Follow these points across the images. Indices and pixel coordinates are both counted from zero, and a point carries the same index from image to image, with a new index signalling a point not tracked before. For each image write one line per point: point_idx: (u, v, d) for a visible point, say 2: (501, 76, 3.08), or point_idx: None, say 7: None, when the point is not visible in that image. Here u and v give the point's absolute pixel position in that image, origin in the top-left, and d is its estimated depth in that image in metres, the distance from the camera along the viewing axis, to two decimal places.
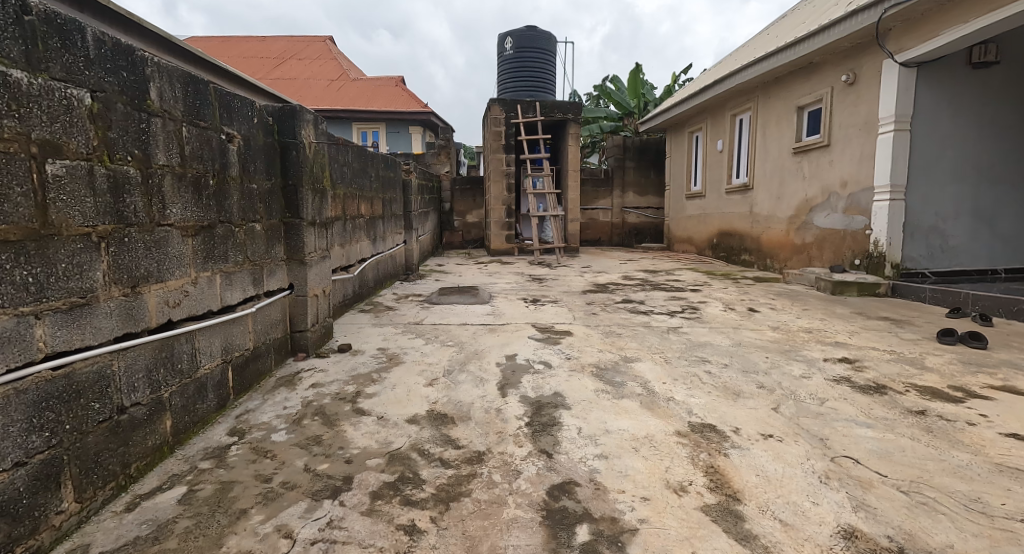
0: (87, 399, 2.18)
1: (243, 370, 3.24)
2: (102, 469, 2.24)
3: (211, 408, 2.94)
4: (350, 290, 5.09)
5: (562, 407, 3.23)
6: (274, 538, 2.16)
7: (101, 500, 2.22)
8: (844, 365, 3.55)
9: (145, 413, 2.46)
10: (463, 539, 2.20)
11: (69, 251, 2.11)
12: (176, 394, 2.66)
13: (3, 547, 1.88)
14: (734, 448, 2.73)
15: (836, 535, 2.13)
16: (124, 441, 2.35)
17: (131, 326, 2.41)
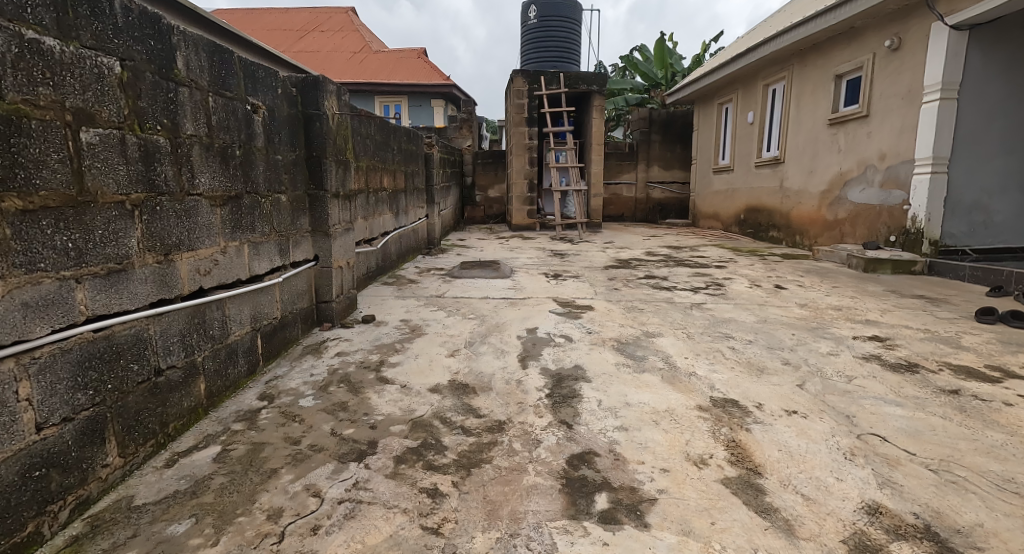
0: (126, 361, 2.26)
1: (271, 338, 3.32)
2: (143, 428, 2.33)
3: (242, 373, 3.02)
4: (374, 262, 5.14)
5: (582, 379, 3.25)
6: (303, 496, 2.24)
7: (142, 456, 2.32)
8: (874, 343, 3.44)
9: (181, 376, 2.54)
10: (484, 504, 2.24)
11: (104, 218, 2.16)
12: (209, 359, 2.75)
13: (56, 496, 1.97)
14: (756, 422, 2.72)
15: (859, 511, 2.09)
16: (161, 402, 2.44)
17: (165, 293, 2.48)
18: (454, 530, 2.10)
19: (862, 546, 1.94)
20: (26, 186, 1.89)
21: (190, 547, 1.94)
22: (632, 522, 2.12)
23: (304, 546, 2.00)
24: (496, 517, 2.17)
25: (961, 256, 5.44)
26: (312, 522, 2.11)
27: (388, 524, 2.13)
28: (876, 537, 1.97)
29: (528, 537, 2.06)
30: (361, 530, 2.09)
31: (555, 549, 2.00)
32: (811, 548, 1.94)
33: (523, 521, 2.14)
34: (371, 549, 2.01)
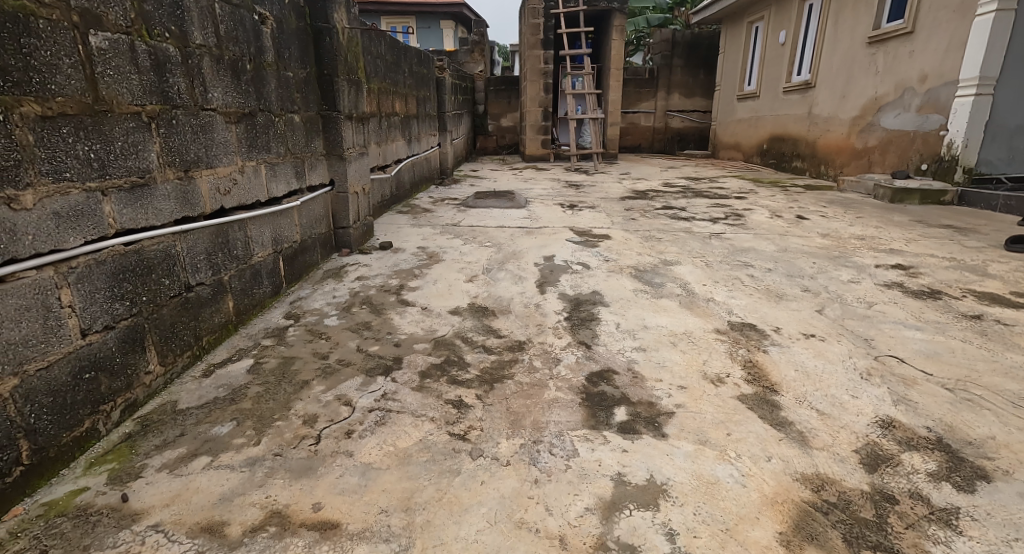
0: (158, 275, 2.32)
1: (293, 261, 3.36)
2: (179, 339, 2.43)
3: (268, 293, 3.10)
4: (388, 190, 5.11)
5: (600, 304, 3.24)
6: (335, 405, 2.34)
7: (181, 366, 2.43)
8: (896, 271, 3.41)
9: (210, 292, 2.62)
10: (508, 415, 2.33)
11: (123, 129, 2.15)
12: (235, 278, 2.81)
13: (106, 398, 2.09)
14: (773, 345, 2.75)
15: (873, 424, 2.15)
16: (194, 316, 2.52)
17: (189, 210, 2.50)
18: (480, 437, 2.20)
19: (874, 456, 2.00)
20: (43, 91, 1.85)
21: (234, 446, 2.06)
22: (650, 432, 2.20)
23: (340, 447, 2.11)
24: (519, 426, 2.26)
25: (995, 185, 5.29)
26: (346, 427, 2.22)
27: (417, 430, 2.23)
28: (888, 449, 2.03)
29: (551, 444, 2.15)
30: (392, 435, 2.19)
31: (577, 455, 2.10)
32: (825, 456, 2.01)
33: (545, 430, 2.23)
34: (403, 452, 2.11)
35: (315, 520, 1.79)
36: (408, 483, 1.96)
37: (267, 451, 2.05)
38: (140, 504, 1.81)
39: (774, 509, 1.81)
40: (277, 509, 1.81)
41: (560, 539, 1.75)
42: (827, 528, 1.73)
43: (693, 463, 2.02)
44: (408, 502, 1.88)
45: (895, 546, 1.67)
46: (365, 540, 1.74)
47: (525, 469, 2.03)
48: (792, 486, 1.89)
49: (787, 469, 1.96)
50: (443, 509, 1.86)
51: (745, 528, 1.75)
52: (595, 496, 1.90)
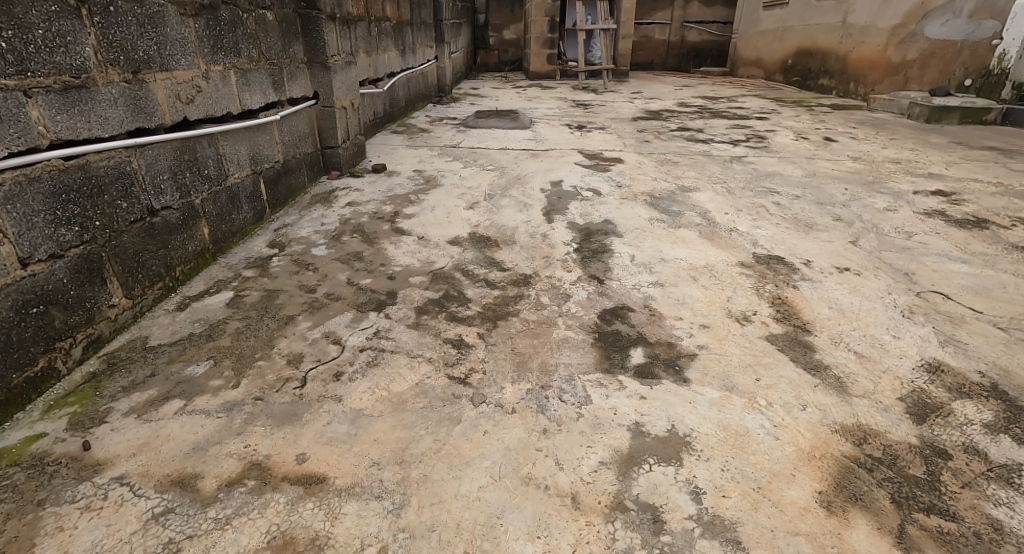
0: (111, 196, 2.03)
1: (275, 185, 3.05)
2: (146, 269, 2.18)
3: (249, 219, 2.82)
4: (380, 107, 4.70)
5: (613, 234, 2.94)
6: (323, 344, 2.13)
7: (152, 298, 2.20)
8: (937, 199, 3.11)
9: (180, 218, 2.34)
10: (513, 356, 2.11)
11: (43, 15, 1.76)
12: (209, 202, 2.52)
13: (64, 335, 1.87)
14: (804, 280, 2.50)
15: (918, 369, 1.94)
16: (163, 244, 2.26)
17: (143, 120, 2.17)
18: (482, 381, 1.99)
19: (922, 404, 1.80)
20: None
21: (211, 389, 1.86)
22: (671, 377, 1.99)
23: (327, 391, 1.91)
24: (525, 369, 2.05)
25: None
26: (334, 369, 2.01)
27: (413, 373, 2.02)
28: (936, 397, 1.83)
29: (561, 389, 1.95)
30: (386, 378, 1.99)
31: (590, 402, 1.89)
32: (866, 405, 1.81)
33: (554, 374, 2.02)
34: (397, 397, 1.91)
35: (299, 474, 1.60)
36: (403, 433, 1.77)
37: (247, 396, 1.86)
38: (104, 454, 1.61)
39: (811, 465, 1.62)
40: (257, 461, 1.63)
41: (572, 497, 1.56)
42: (872, 488, 1.54)
43: (718, 412, 1.82)
44: (403, 455, 1.69)
45: (951, 509, 1.48)
46: (354, 497, 1.55)
47: (533, 418, 1.83)
48: (831, 440, 1.69)
49: (824, 420, 1.76)
50: (442, 462, 1.67)
51: (779, 487, 1.56)
52: (611, 449, 1.71)
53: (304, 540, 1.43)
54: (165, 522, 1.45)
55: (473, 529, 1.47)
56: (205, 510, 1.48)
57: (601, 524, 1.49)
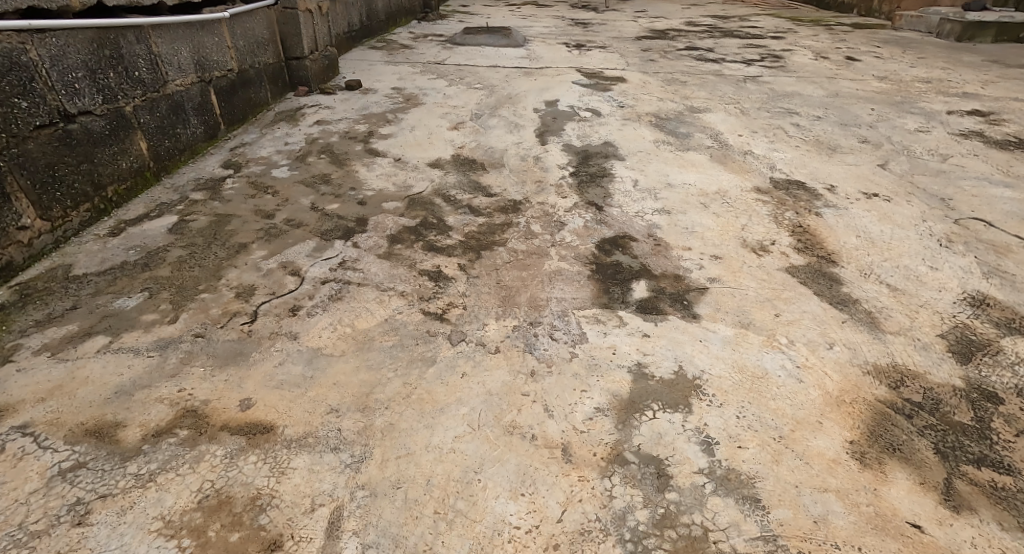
0: (6, 92, 1.75)
1: (231, 97, 2.78)
2: (65, 187, 1.95)
3: (199, 136, 2.57)
4: (355, 18, 4.30)
5: (613, 158, 2.62)
6: (279, 276, 1.88)
7: (79, 222, 1.99)
8: (975, 118, 2.82)
9: (106, 126, 2.09)
10: (498, 290, 1.85)
11: None
12: (142, 110, 2.26)
13: None
14: (828, 206, 2.22)
15: (960, 302, 1.71)
16: (85, 157, 2.02)
17: (40, 1, 1.86)
18: (462, 317, 1.74)
19: (967, 341, 1.57)
20: None
21: (143, 324, 1.66)
22: (678, 312, 1.74)
23: (281, 328, 1.67)
24: (512, 303, 1.79)
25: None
26: (290, 303, 1.77)
27: (382, 308, 1.76)
28: (983, 333, 1.60)
29: (552, 326, 1.70)
30: (350, 314, 1.74)
31: (585, 340, 1.65)
32: (901, 343, 1.58)
33: (544, 309, 1.76)
34: (362, 335, 1.66)
35: (240, 423, 1.38)
36: (367, 375, 1.53)
37: (185, 332, 1.64)
38: (7, 398, 1.41)
39: (840, 411, 1.39)
40: (192, 407, 1.41)
41: (562, 449, 1.33)
42: (913, 437, 1.32)
43: (733, 352, 1.58)
44: (366, 400, 1.45)
45: (1006, 461, 1.26)
46: (306, 449, 1.32)
47: (519, 359, 1.58)
48: (862, 383, 1.46)
49: (854, 360, 1.53)
50: (412, 408, 1.43)
51: (804, 437, 1.33)
52: (608, 394, 1.47)
53: (242, 500, 1.21)
54: (74, 479, 1.23)
55: (445, 486, 1.25)
56: (124, 465, 1.27)
57: (596, 480, 1.27)
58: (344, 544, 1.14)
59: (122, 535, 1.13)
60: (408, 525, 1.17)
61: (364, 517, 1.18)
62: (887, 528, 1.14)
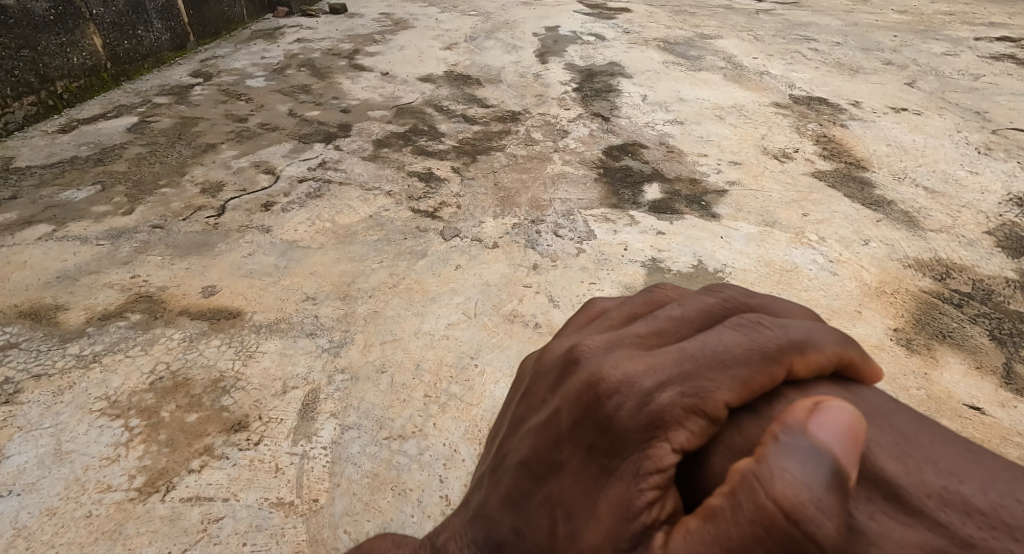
0: None
1: (200, 7, 2.71)
2: (5, 73, 1.81)
3: (162, 43, 2.46)
4: None
5: (620, 75, 2.50)
6: (252, 174, 1.71)
7: (24, 115, 1.85)
8: (1004, 44, 2.80)
9: (50, 11, 1.93)
10: (495, 191, 1.68)
11: None
12: (98, 4, 2.13)
13: None
14: (854, 120, 2.07)
15: (1006, 204, 1.57)
16: (28, 43, 1.88)
17: None
18: (456, 215, 1.57)
19: (1016, 238, 1.43)
20: None
21: (93, 215, 1.46)
22: (695, 212, 1.58)
23: (251, 222, 1.49)
24: (511, 203, 1.62)
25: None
26: (263, 200, 1.59)
27: (366, 206, 1.59)
28: None
29: (557, 224, 1.53)
30: (330, 210, 1.56)
31: (594, 237, 1.47)
32: (944, 239, 1.43)
33: (547, 208, 1.59)
34: (344, 229, 1.49)
35: (203, 308, 1.20)
36: (349, 266, 1.36)
37: (141, 223, 1.45)
38: None
39: (882, 301, 1.25)
40: (146, 292, 1.23)
41: None
42: (965, 325, 1.18)
43: (758, 248, 1.43)
44: (347, 290, 1.28)
45: None
46: (277, 334, 1.15)
47: (520, 253, 1.42)
48: (904, 275, 1.32)
49: (893, 255, 1.39)
50: (399, 297, 1.27)
51: (842, 325, 1.19)
52: (620, 286, 1.31)
53: (202, 382, 1.03)
54: (3, 359, 1.05)
55: (437, 371, 1.09)
56: (65, 346, 1.08)
57: None
58: (319, 427, 0.97)
59: (58, 415, 0.94)
60: (394, 408, 1.01)
61: (343, 400, 1.02)
62: (943, 410, 1.00)
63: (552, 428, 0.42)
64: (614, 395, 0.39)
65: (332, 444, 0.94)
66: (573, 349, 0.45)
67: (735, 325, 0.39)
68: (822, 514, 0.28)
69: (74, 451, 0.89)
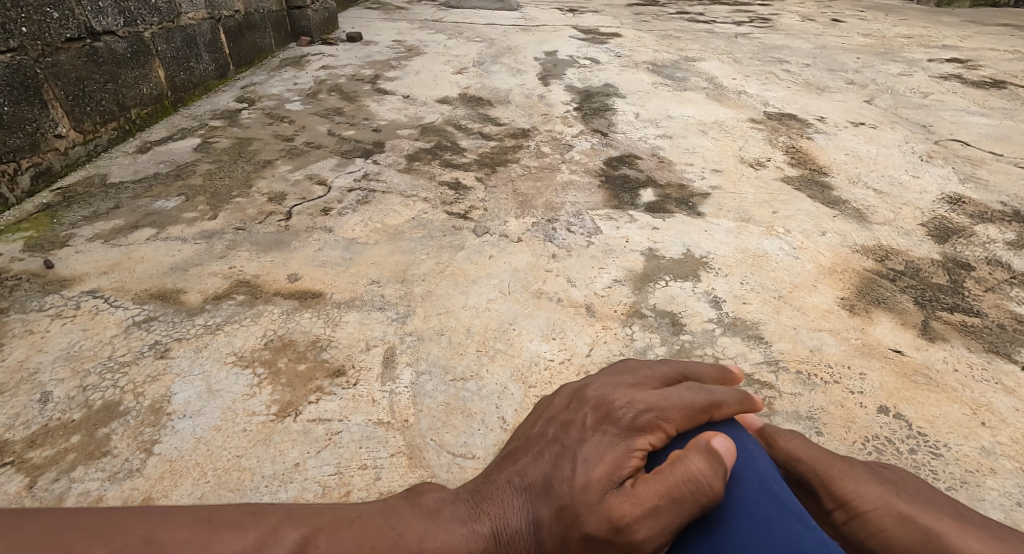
0: (39, 3, 1.91)
1: (238, 38, 3.03)
2: (94, 103, 2.12)
3: (209, 72, 2.78)
4: None
5: (615, 96, 2.83)
6: (307, 185, 2.01)
7: (108, 138, 2.15)
8: (953, 65, 3.17)
9: (127, 48, 2.27)
10: (515, 196, 1.99)
11: None
12: (160, 40, 2.46)
13: (7, 157, 1.81)
14: (818, 133, 2.41)
15: (939, 202, 1.90)
16: (110, 76, 2.20)
17: None
18: (484, 216, 1.87)
19: (944, 228, 1.76)
20: None
21: (185, 220, 1.76)
22: (684, 211, 1.90)
23: (315, 224, 1.79)
24: (529, 206, 1.93)
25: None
26: (321, 206, 1.89)
27: (408, 209, 1.89)
28: (957, 221, 1.79)
29: (569, 222, 1.84)
30: (379, 213, 1.86)
31: (600, 233, 1.78)
32: (887, 230, 1.76)
33: (560, 210, 1.91)
34: (393, 229, 1.79)
35: (292, 290, 1.50)
36: (402, 257, 1.66)
37: (226, 226, 1.74)
38: (71, 271, 1.52)
39: (833, 277, 1.56)
40: (244, 279, 1.53)
41: (586, 308, 1.47)
42: (896, 293, 1.49)
43: (735, 238, 1.74)
44: (404, 275, 1.58)
45: (975, 307, 1.44)
46: (355, 308, 1.45)
47: (541, 246, 1.72)
48: (852, 257, 1.64)
49: (844, 243, 1.70)
50: (446, 280, 1.57)
51: (801, 295, 1.50)
52: (624, 269, 1.61)
53: (304, 342, 1.34)
54: (148, 328, 1.35)
55: (484, 333, 1.39)
56: (192, 318, 1.39)
57: (618, 328, 1.40)
58: (399, 372, 1.28)
59: (203, 364, 1.27)
60: (454, 358, 1.32)
61: (414, 353, 1.33)
62: (873, 352, 1.31)
63: (576, 421, 0.85)
64: (619, 408, 0.84)
65: (411, 384, 1.25)
66: (583, 389, 0.91)
67: (684, 386, 0.87)
68: (716, 473, 0.74)
69: (222, 389, 1.21)
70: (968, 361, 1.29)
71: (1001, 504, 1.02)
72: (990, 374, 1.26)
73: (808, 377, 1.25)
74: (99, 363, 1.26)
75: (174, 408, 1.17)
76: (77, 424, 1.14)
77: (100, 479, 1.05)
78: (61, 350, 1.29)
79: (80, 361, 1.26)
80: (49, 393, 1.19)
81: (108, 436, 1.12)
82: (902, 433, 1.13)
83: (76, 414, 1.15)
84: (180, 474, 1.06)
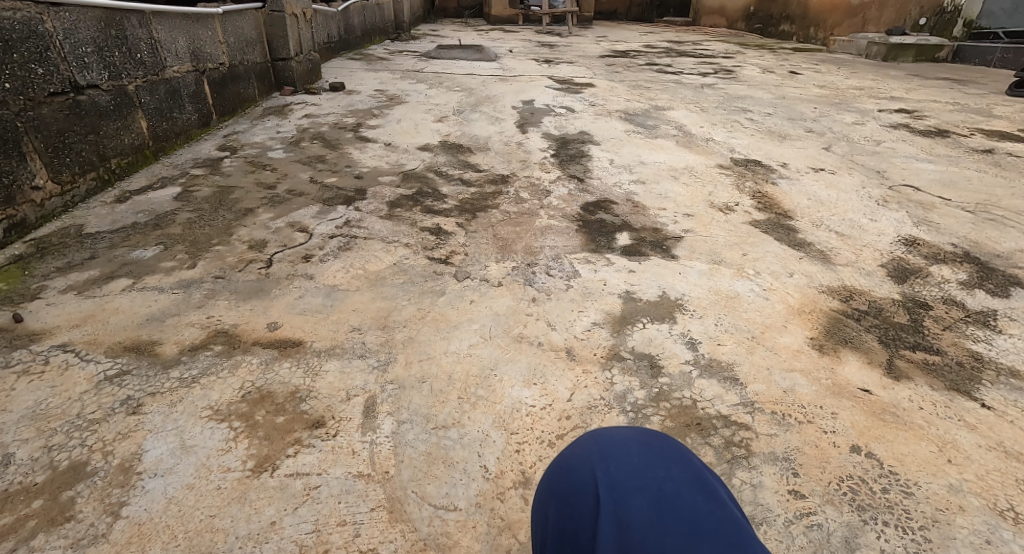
0: (23, 57, 1.93)
1: (221, 88, 3.07)
2: (74, 154, 2.13)
3: (191, 120, 2.81)
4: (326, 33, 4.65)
5: (589, 143, 2.93)
6: (288, 232, 2.02)
7: (85, 189, 2.16)
8: (901, 115, 3.35)
9: (110, 101, 2.30)
10: (495, 241, 2.02)
11: None
12: (144, 92, 2.50)
13: None
14: (782, 178, 2.51)
15: (896, 243, 1.99)
16: (92, 128, 2.23)
17: None
18: (465, 261, 1.89)
19: (902, 269, 1.84)
20: None
21: (162, 270, 1.75)
22: (659, 254, 1.95)
23: (296, 271, 1.80)
24: (509, 250, 1.97)
25: (992, 41, 5.25)
26: (302, 253, 1.89)
27: (389, 255, 1.91)
28: (914, 263, 1.87)
29: (548, 266, 1.87)
30: (360, 260, 1.87)
31: (578, 276, 1.82)
32: (848, 271, 1.83)
33: (539, 253, 1.95)
34: (375, 275, 1.80)
35: (271, 339, 1.50)
36: (383, 303, 1.67)
37: (205, 275, 1.74)
38: (41, 325, 1.50)
39: (802, 317, 1.62)
40: (222, 328, 1.52)
41: (567, 351, 1.49)
42: (861, 332, 1.55)
43: (708, 280, 1.79)
44: (385, 321, 1.59)
45: (934, 346, 1.50)
46: (335, 356, 1.45)
47: (521, 289, 1.75)
48: (818, 298, 1.70)
49: (811, 284, 1.76)
50: (427, 326, 1.58)
51: (773, 335, 1.54)
52: (603, 312, 1.64)
53: (283, 394, 1.33)
54: (121, 382, 1.34)
55: (466, 379, 1.40)
56: (168, 371, 1.38)
57: (598, 371, 1.42)
58: (379, 422, 1.27)
59: (177, 419, 1.25)
60: (436, 406, 1.32)
61: (396, 402, 1.33)
62: (844, 392, 1.35)
63: None
64: None
65: (392, 433, 1.25)
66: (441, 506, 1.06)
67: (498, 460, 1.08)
68: None
69: (196, 445, 1.20)
70: (932, 399, 1.33)
71: (972, 542, 1.05)
72: (953, 412, 1.30)
73: (783, 417, 1.28)
74: (66, 422, 1.23)
75: (146, 466, 1.15)
76: (40, 487, 1.11)
77: (63, 546, 1.03)
78: (27, 408, 1.26)
79: (46, 420, 1.24)
80: (13, 455, 1.17)
81: (74, 499, 1.09)
82: (874, 472, 1.16)
83: (40, 477, 1.13)
84: (149, 538, 1.04)
